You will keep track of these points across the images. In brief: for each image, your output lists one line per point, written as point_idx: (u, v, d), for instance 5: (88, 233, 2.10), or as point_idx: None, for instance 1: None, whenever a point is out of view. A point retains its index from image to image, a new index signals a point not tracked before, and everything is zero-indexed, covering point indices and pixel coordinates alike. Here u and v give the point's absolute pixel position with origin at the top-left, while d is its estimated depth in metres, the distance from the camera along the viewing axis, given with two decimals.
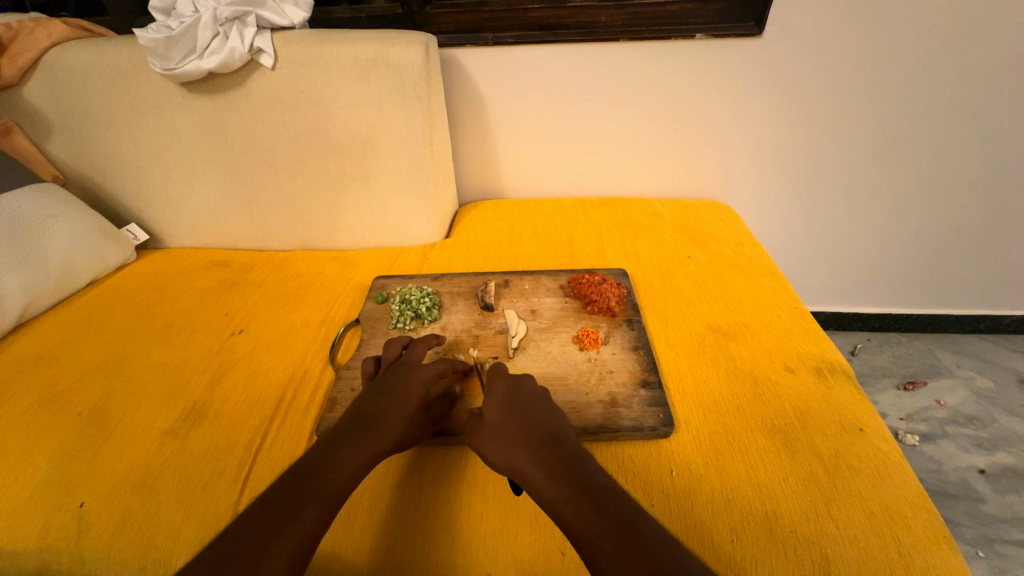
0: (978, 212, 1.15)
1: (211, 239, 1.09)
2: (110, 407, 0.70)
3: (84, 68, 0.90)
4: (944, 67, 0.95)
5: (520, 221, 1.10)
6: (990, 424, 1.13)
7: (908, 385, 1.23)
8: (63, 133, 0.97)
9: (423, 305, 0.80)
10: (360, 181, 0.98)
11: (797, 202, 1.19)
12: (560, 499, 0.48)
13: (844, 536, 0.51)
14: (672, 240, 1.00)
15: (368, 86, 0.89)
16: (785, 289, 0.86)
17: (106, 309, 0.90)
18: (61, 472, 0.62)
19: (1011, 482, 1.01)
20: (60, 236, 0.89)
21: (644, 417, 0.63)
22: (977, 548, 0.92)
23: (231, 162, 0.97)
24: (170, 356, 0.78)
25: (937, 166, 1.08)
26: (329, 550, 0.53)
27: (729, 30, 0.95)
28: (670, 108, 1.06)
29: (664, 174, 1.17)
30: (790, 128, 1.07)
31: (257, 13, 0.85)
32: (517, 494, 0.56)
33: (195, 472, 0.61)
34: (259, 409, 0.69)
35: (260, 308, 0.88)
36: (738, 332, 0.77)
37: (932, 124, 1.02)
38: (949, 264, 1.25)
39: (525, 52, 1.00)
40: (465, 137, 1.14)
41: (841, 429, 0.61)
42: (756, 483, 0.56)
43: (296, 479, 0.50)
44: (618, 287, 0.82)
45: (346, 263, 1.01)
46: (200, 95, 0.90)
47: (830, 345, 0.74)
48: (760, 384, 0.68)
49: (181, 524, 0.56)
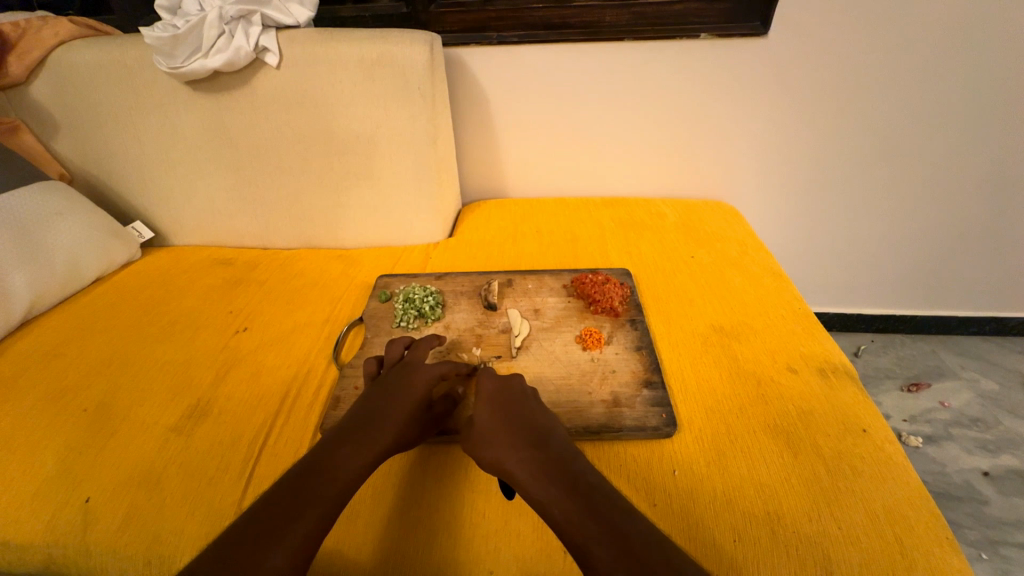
0: (984, 214, 1.14)
1: (216, 237, 1.09)
2: (116, 403, 0.71)
3: (90, 66, 0.90)
4: (952, 67, 0.95)
5: (522, 221, 1.10)
6: (994, 426, 1.12)
7: (911, 387, 1.23)
8: (69, 131, 0.98)
9: (426, 304, 0.80)
10: (363, 180, 0.99)
11: (801, 202, 1.18)
12: (556, 501, 0.48)
13: (847, 537, 0.51)
14: (675, 240, 1.00)
15: (372, 85, 0.89)
16: (789, 289, 0.85)
17: (111, 307, 0.90)
18: (67, 467, 0.62)
19: (1015, 485, 1.01)
20: (66, 234, 0.90)
21: (646, 417, 0.63)
22: (980, 550, 0.91)
23: (235, 161, 0.97)
24: (175, 354, 0.79)
25: (943, 165, 1.08)
26: (332, 548, 0.54)
27: (734, 30, 0.95)
28: (674, 107, 1.05)
29: (668, 173, 1.17)
30: (795, 128, 1.06)
31: (262, 12, 0.85)
32: (509, 497, 0.55)
33: (200, 469, 0.61)
34: (262, 407, 0.69)
35: (264, 306, 0.88)
36: (742, 332, 0.76)
37: (938, 123, 1.02)
38: (955, 265, 1.25)
39: (529, 52, 1.00)
40: (469, 136, 1.14)
41: (844, 430, 0.61)
42: (758, 483, 0.56)
43: (300, 478, 0.51)
44: (621, 287, 0.83)
45: (350, 262, 1.01)
46: (205, 94, 0.91)
47: (833, 346, 0.74)
48: (763, 384, 0.67)
49: (185, 520, 0.56)
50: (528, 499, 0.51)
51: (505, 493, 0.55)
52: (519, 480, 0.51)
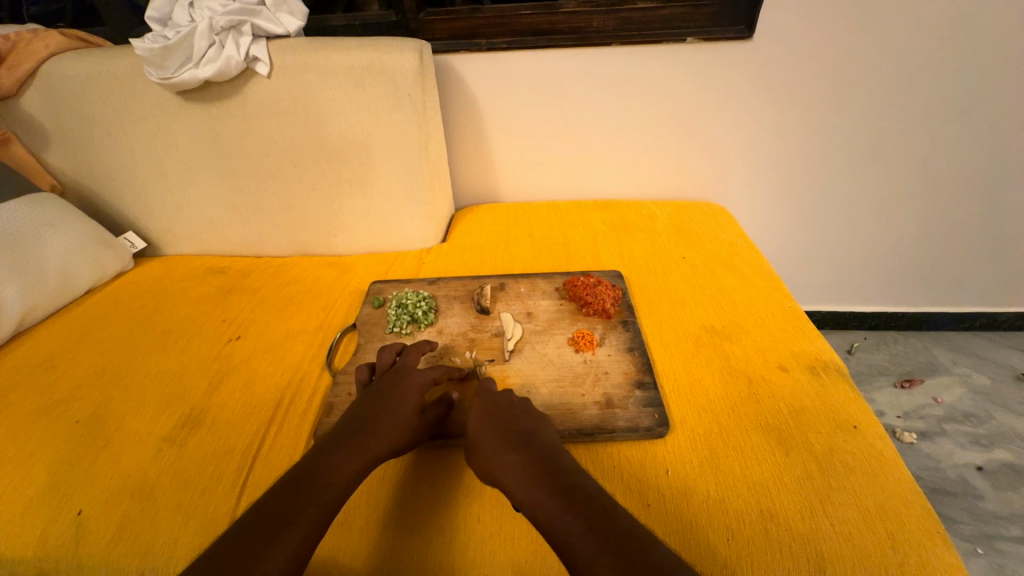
0: (975, 209, 1.15)
1: (209, 246, 1.09)
2: (108, 414, 0.70)
3: (81, 77, 0.90)
4: (941, 65, 0.96)
5: (515, 225, 1.11)
6: (986, 421, 1.13)
7: (905, 383, 1.24)
8: (60, 142, 0.98)
9: (419, 309, 0.81)
10: (356, 187, 0.99)
11: (793, 201, 1.19)
12: (546, 505, 0.48)
13: (839, 534, 0.51)
14: (667, 241, 1.01)
15: (364, 92, 0.89)
16: (777, 287, 0.86)
17: (104, 317, 0.90)
18: (60, 479, 0.62)
19: (1008, 479, 1.01)
20: (59, 245, 0.90)
21: (639, 417, 0.63)
22: (976, 545, 0.92)
23: (227, 169, 0.98)
24: (168, 363, 0.79)
25: (932, 164, 1.09)
26: (328, 554, 0.54)
27: (719, 34, 0.96)
28: (665, 109, 1.06)
29: (661, 174, 1.18)
30: (785, 129, 1.07)
31: (252, 22, 0.85)
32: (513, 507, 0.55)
33: (194, 479, 0.61)
34: (257, 414, 0.69)
35: (258, 314, 0.88)
36: (732, 331, 0.77)
37: (928, 120, 1.03)
38: (946, 262, 1.26)
39: (518, 58, 1.01)
40: (460, 141, 1.15)
41: (835, 428, 0.62)
42: (750, 482, 0.56)
43: (292, 485, 0.51)
44: (612, 289, 0.84)
45: (343, 268, 1.02)
46: (195, 104, 0.91)
47: (824, 344, 0.74)
48: (755, 384, 0.68)
49: (180, 530, 0.56)
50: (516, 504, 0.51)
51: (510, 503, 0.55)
52: (515, 488, 0.51)
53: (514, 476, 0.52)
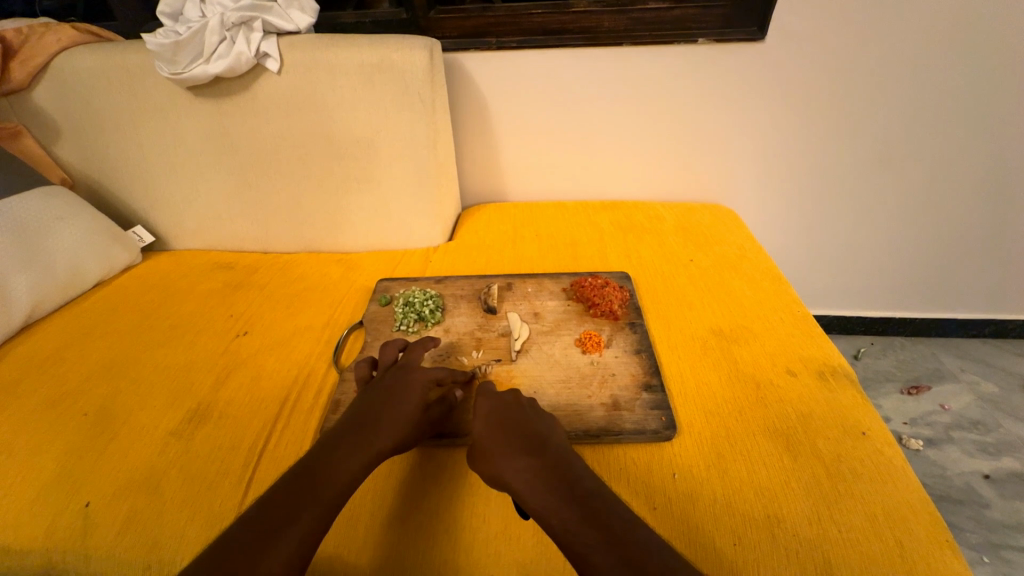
0: (983, 217, 1.14)
1: (217, 241, 1.09)
2: (116, 407, 0.71)
3: (90, 71, 0.91)
4: (952, 71, 0.95)
5: (522, 224, 1.11)
6: (994, 429, 1.12)
7: (911, 389, 1.23)
8: (70, 136, 0.98)
9: (425, 308, 0.81)
10: (363, 184, 0.99)
11: (799, 205, 1.19)
12: (563, 513, 0.47)
13: (846, 539, 0.51)
14: (674, 243, 1.01)
15: (373, 89, 0.89)
16: (786, 292, 0.86)
17: (111, 311, 0.91)
18: (67, 471, 0.62)
19: (1016, 488, 1.00)
20: (67, 238, 0.90)
21: (645, 420, 0.63)
22: (982, 553, 0.91)
23: (235, 165, 0.98)
24: (176, 357, 0.79)
25: (941, 170, 1.08)
26: (333, 552, 0.54)
27: (732, 35, 0.96)
28: (672, 111, 1.06)
29: (668, 177, 1.18)
30: (794, 131, 1.07)
31: (263, 18, 0.85)
32: (524, 518, 0.54)
33: (201, 472, 0.61)
34: (263, 410, 0.69)
35: (265, 309, 0.89)
36: (741, 336, 0.77)
37: (937, 126, 1.02)
38: (954, 268, 1.25)
39: (527, 57, 1.01)
40: (467, 139, 1.14)
41: (842, 433, 0.61)
42: (757, 486, 0.56)
43: (296, 482, 0.51)
44: (620, 290, 0.83)
45: (349, 265, 1.02)
46: (205, 99, 0.91)
47: (832, 348, 0.74)
48: (762, 388, 0.67)
49: (185, 523, 0.56)
50: (529, 510, 0.50)
51: (519, 512, 0.54)
52: (527, 494, 0.50)
53: (527, 481, 0.51)
